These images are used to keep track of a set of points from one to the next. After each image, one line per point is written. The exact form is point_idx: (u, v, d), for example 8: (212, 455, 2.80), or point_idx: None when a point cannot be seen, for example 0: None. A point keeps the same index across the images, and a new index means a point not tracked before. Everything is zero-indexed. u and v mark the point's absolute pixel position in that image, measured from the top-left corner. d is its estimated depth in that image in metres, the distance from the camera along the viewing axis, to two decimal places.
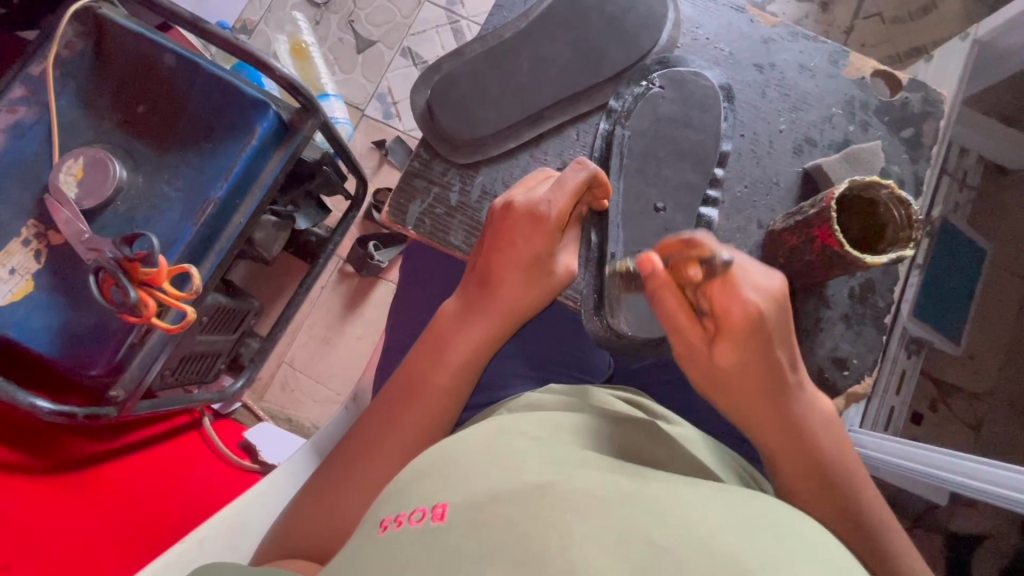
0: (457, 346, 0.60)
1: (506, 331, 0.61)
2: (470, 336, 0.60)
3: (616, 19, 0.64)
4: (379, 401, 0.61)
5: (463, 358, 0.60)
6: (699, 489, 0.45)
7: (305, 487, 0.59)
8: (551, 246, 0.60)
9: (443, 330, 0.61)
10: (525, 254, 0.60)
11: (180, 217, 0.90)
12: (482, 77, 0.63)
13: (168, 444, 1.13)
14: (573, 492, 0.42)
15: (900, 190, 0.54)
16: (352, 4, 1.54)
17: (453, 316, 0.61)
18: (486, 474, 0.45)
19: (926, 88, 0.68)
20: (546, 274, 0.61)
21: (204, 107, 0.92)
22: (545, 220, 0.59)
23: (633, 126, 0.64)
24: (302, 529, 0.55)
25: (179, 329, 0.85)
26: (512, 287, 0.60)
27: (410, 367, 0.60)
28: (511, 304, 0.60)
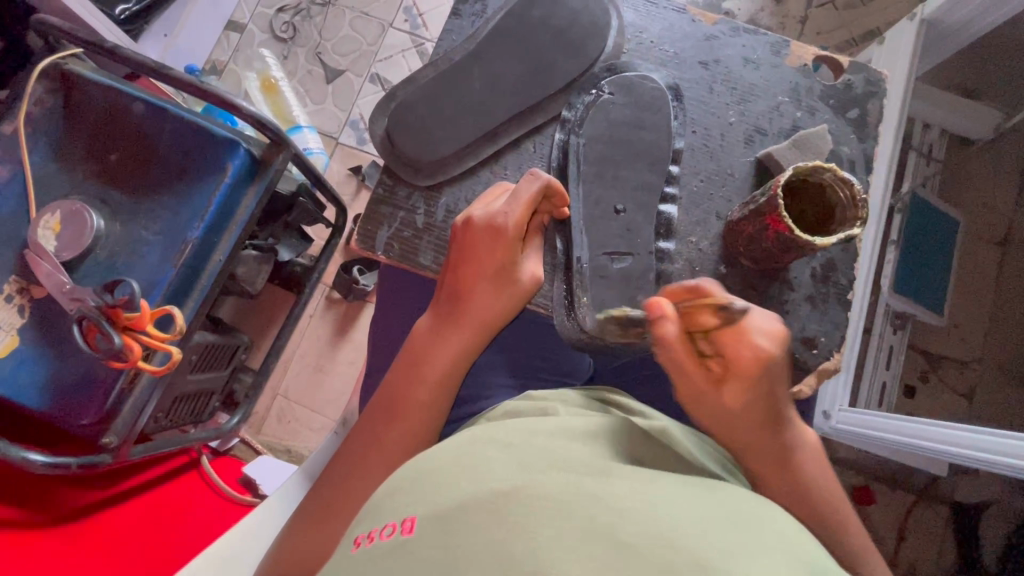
0: (433, 363, 0.61)
1: (477, 343, 0.62)
2: (444, 352, 0.61)
3: (561, 31, 0.66)
4: (364, 419, 0.62)
5: (438, 374, 0.61)
6: (668, 487, 0.46)
7: (295, 513, 0.60)
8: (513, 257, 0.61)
9: (417, 348, 0.62)
10: (489, 266, 0.61)
11: (159, 260, 0.91)
12: (437, 98, 0.64)
13: (167, 487, 1.13)
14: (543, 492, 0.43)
15: (841, 171, 0.56)
16: (318, 36, 1.57)
17: (427, 334, 0.62)
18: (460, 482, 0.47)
19: (866, 70, 0.71)
20: (511, 282, 0.62)
21: (176, 150, 0.94)
22: (503, 232, 0.60)
23: (587, 133, 0.65)
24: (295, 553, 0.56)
25: (167, 371, 0.85)
26: (481, 299, 0.61)
27: (390, 385, 0.61)
28: (482, 316, 0.61)
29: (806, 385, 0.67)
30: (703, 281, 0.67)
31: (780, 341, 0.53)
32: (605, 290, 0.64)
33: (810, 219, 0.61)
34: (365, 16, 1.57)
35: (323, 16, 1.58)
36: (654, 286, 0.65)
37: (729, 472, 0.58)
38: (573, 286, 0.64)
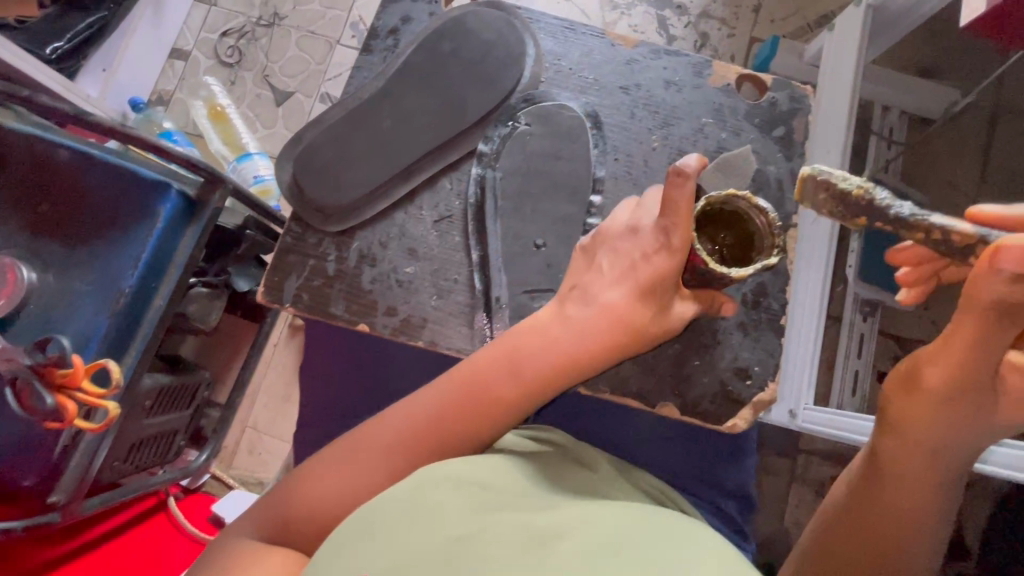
0: (534, 355, 0.55)
1: (595, 357, 0.56)
2: (548, 343, 0.55)
3: (472, 63, 0.65)
4: (438, 400, 0.57)
5: (543, 368, 0.55)
6: (594, 530, 0.48)
7: (308, 478, 0.55)
8: (662, 281, 0.55)
9: (531, 338, 0.56)
10: (619, 279, 0.56)
11: (95, 311, 0.89)
12: (346, 140, 0.63)
13: (132, 534, 1.11)
14: (487, 541, 0.46)
15: (755, 199, 0.54)
16: (265, 59, 1.54)
17: (540, 323, 0.57)
18: (402, 535, 0.47)
19: (790, 86, 0.71)
20: (647, 302, 0.56)
21: (106, 197, 0.91)
22: (639, 236, 0.56)
23: (503, 167, 0.64)
24: (305, 516, 0.54)
25: (104, 427, 0.84)
26: (607, 305, 0.56)
27: (479, 391, 0.56)
28: (606, 325, 0.55)
29: (741, 418, 0.64)
30: None
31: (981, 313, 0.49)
32: None
33: (727, 246, 0.58)
34: (312, 36, 1.54)
35: (269, 37, 1.55)
36: None
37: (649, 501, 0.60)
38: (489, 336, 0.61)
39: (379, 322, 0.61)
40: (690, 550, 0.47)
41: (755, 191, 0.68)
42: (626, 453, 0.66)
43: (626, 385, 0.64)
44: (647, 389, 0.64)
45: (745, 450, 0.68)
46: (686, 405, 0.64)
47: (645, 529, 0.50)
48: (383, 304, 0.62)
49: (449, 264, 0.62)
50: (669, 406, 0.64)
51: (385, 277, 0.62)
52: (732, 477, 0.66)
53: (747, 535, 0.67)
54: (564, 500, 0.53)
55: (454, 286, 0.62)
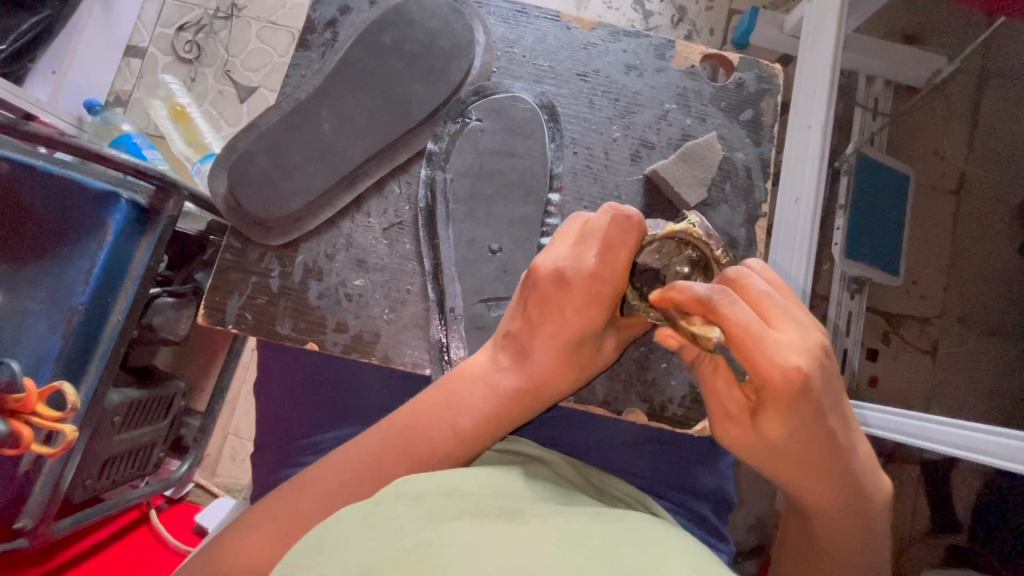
0: (469, 406, 0.53)
1: (533, 403, 0.54)
2: (486, 393, 0.53)
3: (416, 56, 0.61)
4: (378, 451, 0.52)
5: (479, 418, 0.53)
6: (557, 534, 0.43)
7: (248, 521, 0.51)
8: (595, 332, 0.53)
9: (470, 385, 0.54)
10: (556, 330, 0.53)
11: (47, 330, 0.85)
12: (280, 149, 0.60)
13: (114, 549, 1.09)
14: (447, 546, 0.40)
15: (697, 229, 0.53)
16: (225, 53, 1.48)
17: (477, 369, 0.54)
18: (354, 551, 0.41)
19: (758, 66, 0.68)
20: (579, 353, 0.54)
21: (51, 211, 0.87)
22: (571, 285, 0.52)
23: (453, 168, 0.61)
24: (239, 561, 0.49)
25: (63, 451, 0.81)
26: (543, 360, 0.53)
27: (420, 450, 0.52)
28: (543, 380, 0.53)
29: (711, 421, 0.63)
30: None
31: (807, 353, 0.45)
32: (485, 343, 0.59)
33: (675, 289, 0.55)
34: (272, 26, 1.48)
35: (227, 29, 1.48)
36: None
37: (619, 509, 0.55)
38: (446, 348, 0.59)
39: (328, 339, 0.60)
40: (662, 555, 0.42)
41: (721, 180, 0.65)
42: (601, 460, 0.63)
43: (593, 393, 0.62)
44: (614, 396, 0.64)
45: (721, 451, 0.67)
46: (655, 410, 0.64)
47: (621, 531, 0.45)
48: (332, 319, 0.60)
49: (401, 273, 0.61)
50: (636, 411, 0.64)
51: (333, 291, 0.61)
52: (708, 480, 0.65)
53: (725, 537, 0.65)
54: (534, 504, 0.48)
55: (407, 296, 0.61)
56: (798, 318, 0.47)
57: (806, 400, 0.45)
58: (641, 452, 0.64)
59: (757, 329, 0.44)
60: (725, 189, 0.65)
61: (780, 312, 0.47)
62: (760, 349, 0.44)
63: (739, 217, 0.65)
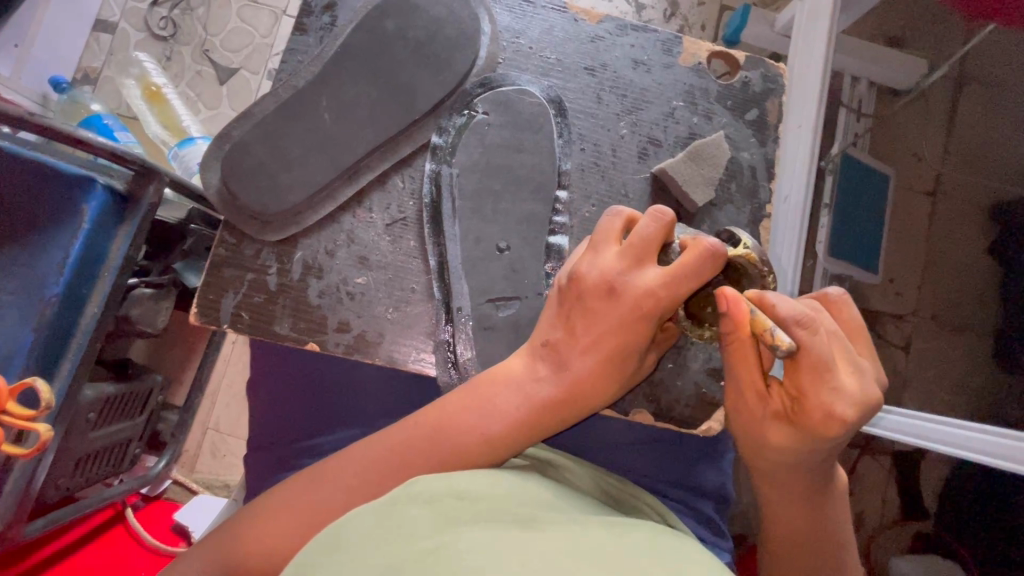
0: (503, 414, 0.52)
1: (567, 415, 0.53)
2: (522, 403, 0.52)
3: (420, 44, 0.59)
4: (392, 459, 0.51)
5: (512, 427, 0.52)
6: (580, 546, 0.42)
7: (255, 525, 0.50)
8: (639, 346, 0.52)
9: (499, 392, 0.53)
10: (599, 342, 0.52)
11: (18, 323, 0.81)
12: (276, 138, 0.57)
13: (89, 550, 1.05)
14: (462, 551, 0.39)
15: (755, 256, 0.54)
16: (203, 31, 1.41)
17: (511, 376, 0.53)
18: (368, 553, 0.40)
19: (763, 65, 0.68)
20: (620, 366, 0.53)
21: (20, 196, 0.82)
22: (620, 297, 0.51)
23: (459, 162, 0.59)
24: (250, 556, 0.48)
25: (38, 452, 0.76)
26: (582, 370, 0.52)
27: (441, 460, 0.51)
28: (580, 389, 0.52)
29: (717, 420, 0.63)
30: None
31: (865, 409, 0.47)
32: (493, 345, 0.57)
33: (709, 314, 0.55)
34: (253, 4, 1.42)
35: (206, 7, 1.41)
36: None
37: (627, 514, 0.55)
38: (455, 349, 0.57)
39: (330, 339, 0.58)
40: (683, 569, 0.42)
41: (727, 180, 0.65)
42: (607, 461, 0.63)
43: None
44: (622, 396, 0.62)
45: (721, 450, 0.67)
46: (661, 410, 0.63)
47: (639, 542, 0.44)
48: (334, 319, 0.58)
49: (406, 271, 0.59)
50: (644, 412, 0.62)
51: (334, 290, 0.58)
52: (709, 479, 0.65)
53: (724, 535, 0.66)
54: (547, 511, 0.47)
55: (412, 295, 0.59)
56: (860, 365, 0.49)
57: (823, 437, 0.49)
58: (645, 452, 0.64)
59: (826, 362, 0.46)
60: (730, 189, 0.65)
61: (850, 361, 0.48)
62: (819, 383, 0.47)
63: (744, 218, 0.65)
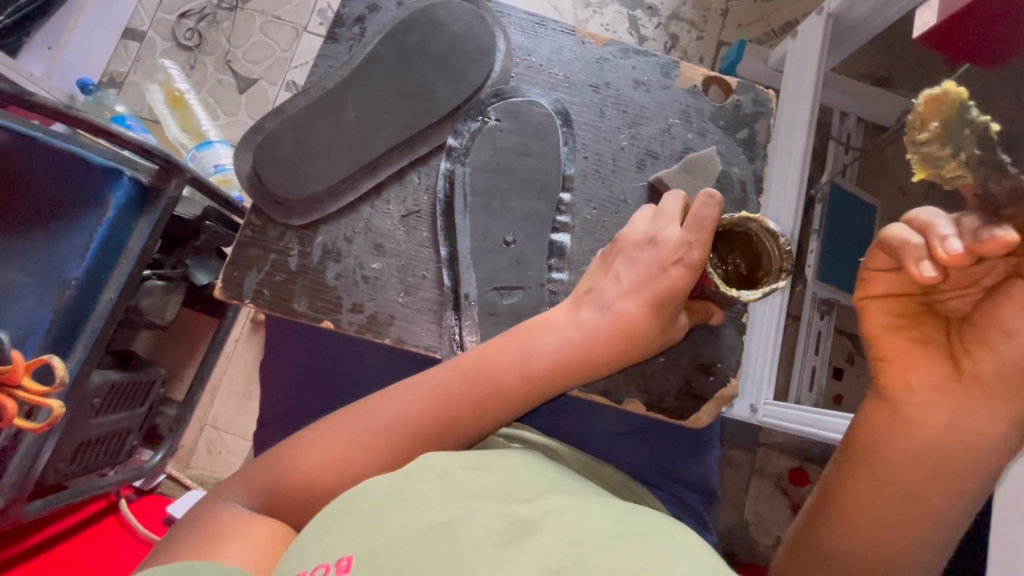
0: (547, 353, 0.56)
1: (607, 359, 0.57)
2: (562, 343, 0.56)
3: (440, 55, 0.65)
4: (427, 402, 0.55)
5: (557, 363, 0.56)
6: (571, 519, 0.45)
7: (309, 462, 0.54)
8: (680, 294, 0.57)
9: (543, 334, 0.57)
10: (641, 289, 0.57)
11: (35, 304, 0.84)
12: (305, 132, 0.62)
13: (81, 537, 1.06)
14: (474, 526, 0.43)
15: (767, 220, 0.56)
16: (228, 43, 1.48)
17: (554, 322, 0.58)
18: (385, 524, 0.44)
19: (754, 90, 0.74)
20: (660, 313, 0.57)
21: (49, 184, 0.86)
22: (660, 247, 0.57)
23: (472, 162, 0.64)
24: (297, 495, 0.53)
25: (48, 427, 0.79)
26: (623, 313, 0.56)
27: (488, 395, 0.55)
28: (622, 331, 0.56)
29: (704, 413, 0.67)
30: None
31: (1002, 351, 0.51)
32: (495, 331, 0.61)
33: (958, 132, 0.50)
34: (276, 21, 1.49)
35: (232, 21, 1.49)
36: None
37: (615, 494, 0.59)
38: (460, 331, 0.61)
39: (344, 318, 0.62)
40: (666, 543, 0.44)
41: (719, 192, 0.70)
42: (597, 449, 0.66)
43: (593, 381, 0.65)
44: (615, 385, 0.66)
45: (707, 446, 0.70)
46: (653, 401, 0.66)
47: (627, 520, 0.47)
48: (348, 300, 0.62)
49: (417, 260, 0.63)
50: (635, 402, 0.66)
51: (350, 273, 0.62)
52: (694, 472, 0.68)
53: (708, 528, 0.69)
54: (544, 489, 0.51)
55: (422, 282, 0.63)
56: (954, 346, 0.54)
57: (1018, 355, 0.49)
58: (635, 442, 0.67)
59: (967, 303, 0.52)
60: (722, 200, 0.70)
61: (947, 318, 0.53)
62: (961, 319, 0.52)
63: None
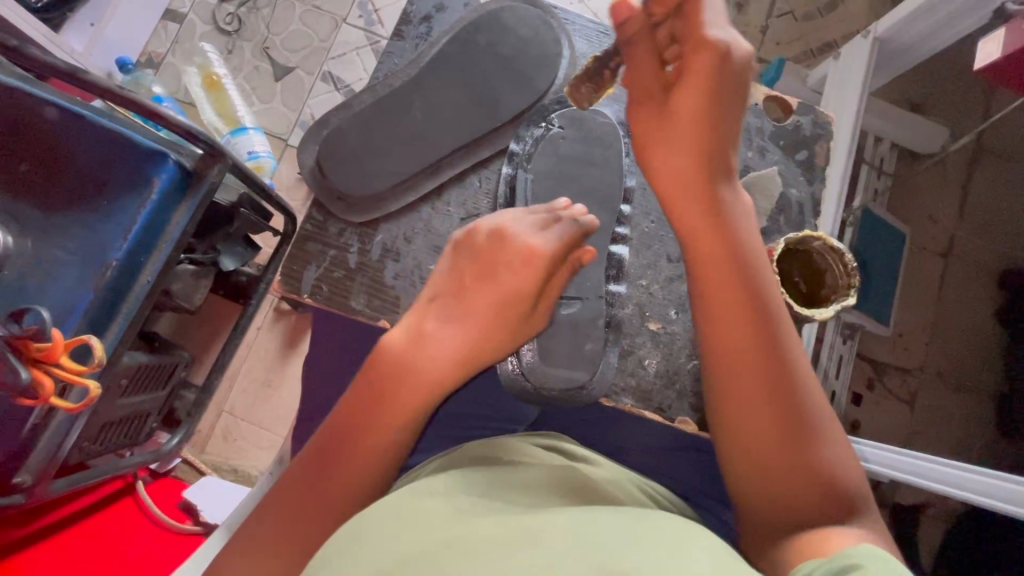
0: (409, 347, 0.56)
1: (482, 344, 0.57)
2: (418, 331, 0.56)
3: (507, 58, 0.65)
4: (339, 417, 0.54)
5: (436, 353, 0.56)
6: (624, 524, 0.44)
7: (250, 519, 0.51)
8: (503, 299, 0.57)
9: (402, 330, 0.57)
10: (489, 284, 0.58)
11: (75, 283, 0.83)
12: (371, 130, 0.62)
13: (98, 517, 1.05)
14: (474, 539, 0.43)
15: (829, 238, 0.62)
16: (266, 30, 1.48)
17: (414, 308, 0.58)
18: (388, 543, 0.44)
19: (813, 112, 0.73)
20: (510, 309, 0.57)
21: (95, 163, 0.85)
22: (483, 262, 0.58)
23: (534, 169, 0.64)
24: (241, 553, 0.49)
25: (82, 408, 0.79)
26: (483, 303, 0.57)
27: (355, 407, 0.54)
28: (489, 313, 0.57)
29: None
30: (652, 325, 0.69)
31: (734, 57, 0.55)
32: (553, 340, 0.65)
33: None
34: (317, 10, 1.49)
35: (272, 8, 1.49)
36: (603, 332, 0.66)
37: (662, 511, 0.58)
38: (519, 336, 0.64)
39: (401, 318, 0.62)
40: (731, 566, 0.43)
41: (777, 213, 0.70)
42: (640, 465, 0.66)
43: (649, 397, 0.67)
44: (668, 402, 0.67)
45: None
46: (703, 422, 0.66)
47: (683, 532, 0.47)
48: (406, 300, 0.62)
49: None
50: (688, 420, 0.66)
51: (409, 273, 0.63)
52: None
53: None
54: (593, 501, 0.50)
55: None
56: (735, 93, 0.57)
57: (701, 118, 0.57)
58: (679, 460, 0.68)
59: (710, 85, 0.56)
60: (779, 221, 0.70)
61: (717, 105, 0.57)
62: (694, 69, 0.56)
63: None
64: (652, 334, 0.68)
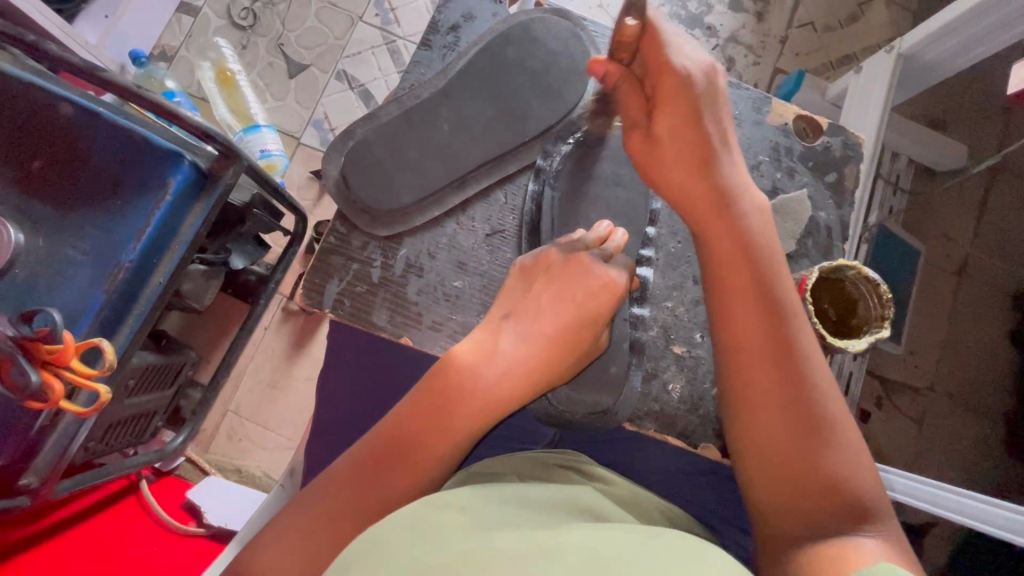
0: (462, 366, 0.54)
1: (542, 369, 0.55)
2: (476, 353, 0.55)
3: (536, 72, 0.63)
4: (383, 433, 0.53)
5: (493, 374, 0.54)
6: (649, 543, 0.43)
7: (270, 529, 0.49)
8: (576, 325, 0.56)
9: (459, 351, 0.55)
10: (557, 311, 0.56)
11: (87, 284, 0.82)
12: (397, 142, 0.61)
13: (101, 516, 1.05)
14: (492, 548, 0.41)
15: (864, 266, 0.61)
16: (281, 26, 1.46)
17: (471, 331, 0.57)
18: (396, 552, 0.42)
19: (844, 133, 0.71)
20: (574, 334, 0.56)
21: (110, 162, 0.84)
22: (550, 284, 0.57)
23: (561, 186, 0.62)
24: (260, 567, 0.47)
25: (92, 412, 0.78)
26: (547, 322, 0.56)
27: (408, 428, 0.53)
28: (551, 339, 0.55)
29: None
30: (677, 349, 0.67)
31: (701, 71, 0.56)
32: None
33: None
34: (333, 7, 1.47)
35: (287, 3, 1.47)
36: (628, 355, 0.64)
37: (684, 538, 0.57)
38: None
39: (423, 335, 0.61)
40: None
41: (805, 236, 0.68)
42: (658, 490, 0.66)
43: (672, 423, 0.66)
44: (692, 429, 0.65)
45: None
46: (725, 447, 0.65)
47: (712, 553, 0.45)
48: (427, 317, 0.61)
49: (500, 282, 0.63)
50: (711, 447, 0.65)
51: (432, 289, 0.62)
52: None
53: None
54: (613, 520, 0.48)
55: None
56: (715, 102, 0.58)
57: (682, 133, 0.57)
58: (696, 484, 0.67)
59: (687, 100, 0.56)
60: (807, 245, 0.68)
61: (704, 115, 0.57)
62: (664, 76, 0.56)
63: None
64: (676, 357, 0.67)
